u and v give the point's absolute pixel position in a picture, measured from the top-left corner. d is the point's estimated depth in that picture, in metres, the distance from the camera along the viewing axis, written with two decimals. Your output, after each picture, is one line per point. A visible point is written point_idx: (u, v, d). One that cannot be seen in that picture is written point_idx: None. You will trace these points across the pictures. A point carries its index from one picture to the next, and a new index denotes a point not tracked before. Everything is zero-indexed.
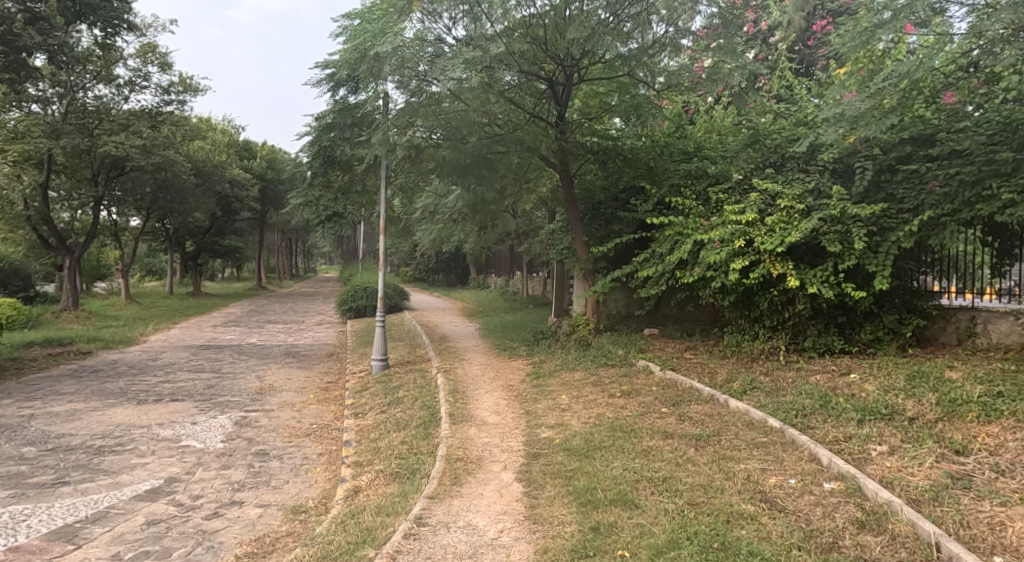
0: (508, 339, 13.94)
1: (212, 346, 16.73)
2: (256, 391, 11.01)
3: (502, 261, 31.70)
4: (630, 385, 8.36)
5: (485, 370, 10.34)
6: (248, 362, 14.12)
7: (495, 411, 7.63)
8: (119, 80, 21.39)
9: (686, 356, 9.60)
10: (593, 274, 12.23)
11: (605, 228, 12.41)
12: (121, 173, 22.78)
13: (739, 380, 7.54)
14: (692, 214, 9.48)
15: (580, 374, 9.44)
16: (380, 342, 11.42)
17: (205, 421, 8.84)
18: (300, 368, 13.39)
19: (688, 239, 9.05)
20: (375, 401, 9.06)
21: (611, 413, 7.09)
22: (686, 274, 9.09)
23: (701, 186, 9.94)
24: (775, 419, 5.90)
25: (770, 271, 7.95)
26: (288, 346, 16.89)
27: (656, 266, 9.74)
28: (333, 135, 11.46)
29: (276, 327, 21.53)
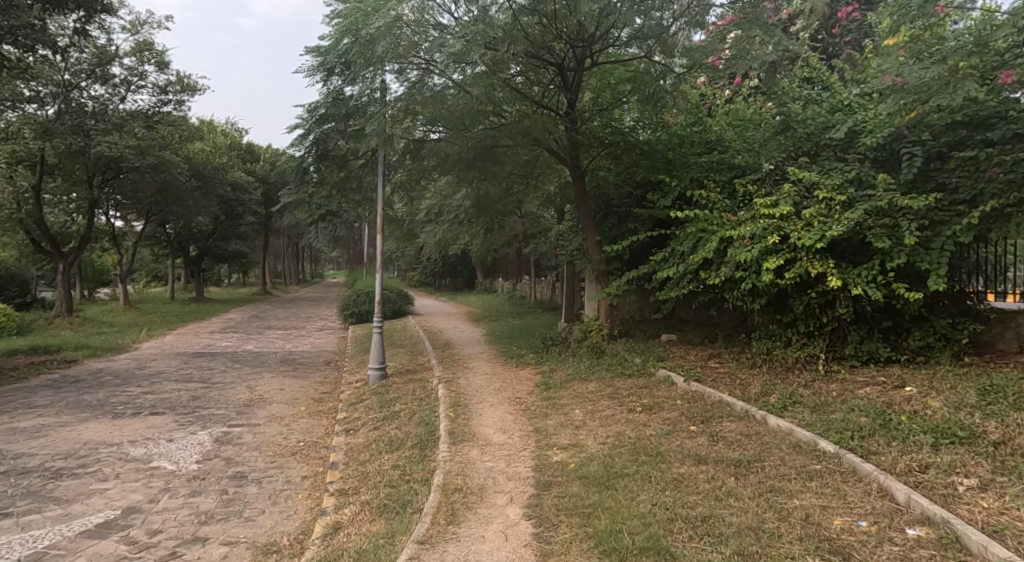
0: (515, 346, 13.10)
1: (206, 354, 15.96)
2: (244, 403, 10.22)
3: (510, 264, 30.90)
4: (650, 398, 7.51)
5: (490, 381, 9.52)
6: (241, 371, 13.33)
7: (500, 428, 6.80)
8: (115, 80, 20.80)
9: (710, 365, 8.76)
10: (606, 276, 11.43)
11: (618, 226, 11.59)
12: (118, 175, 22.16)
13: (776, 394, 6.67)
14: (718, 209, 8.65)
15: (594, 385, 8.59)
16: (377, 351, 10.63)
17: (182, 438, 8.05)
18: (295, 378, 12.60)
19: (714, 237, 8.22)
20: (369, 416, 8.24)
21: (632, 432, 6.25)
22: (712, 273, 8.26)
23: (726, 178, 9.10)
24: (827, 441, 5.05)
25: (808, 270, 7.11)
26: (286, 353, 16.13)
27: (676, 266, 8.92)
28: (327, 129, 10.75)
29: (276, 333, 20.78)
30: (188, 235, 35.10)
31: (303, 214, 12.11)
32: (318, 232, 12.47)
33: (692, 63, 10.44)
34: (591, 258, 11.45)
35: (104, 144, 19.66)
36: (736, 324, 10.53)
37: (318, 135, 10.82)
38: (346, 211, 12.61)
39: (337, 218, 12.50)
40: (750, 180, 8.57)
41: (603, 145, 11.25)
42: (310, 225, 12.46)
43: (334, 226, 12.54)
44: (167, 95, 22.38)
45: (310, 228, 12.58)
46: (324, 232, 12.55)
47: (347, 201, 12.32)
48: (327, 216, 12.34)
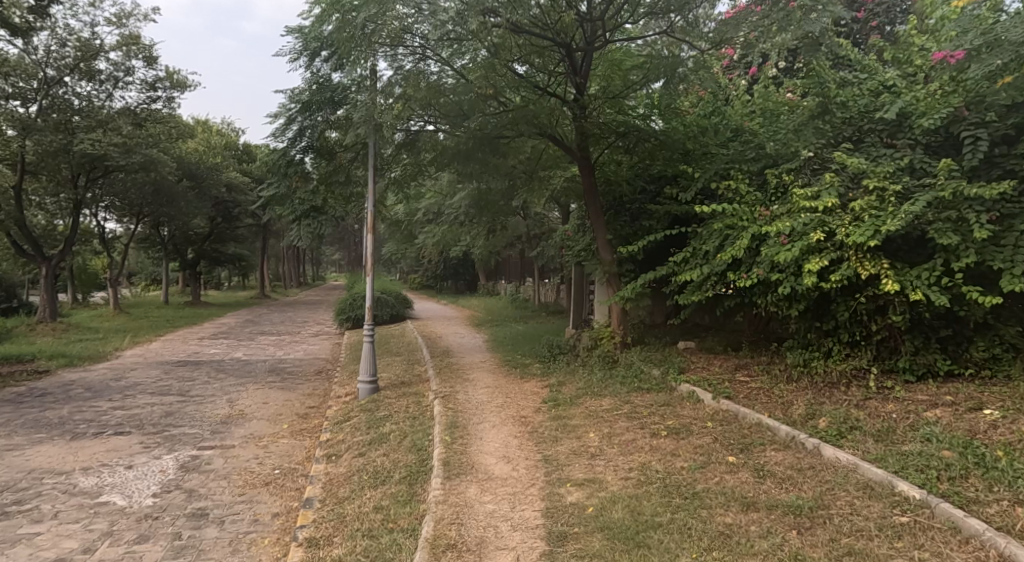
0: (519, 354, 12.13)
1: (190, 362, 15.00)
2: (221, 420, 9.26)
3: (512, 266, 29.94)
4: (674, 419, 6.56)
5: (492, 396, 8.59)
6: (225, 382, 12.38)
7: (502, 457, 5.86)
8: (101, 75, 19.92)
9: (739, 379, 7.81)
10: (618, 279, 10.52)
11: (631, 225, 10.66)
12: (104, 175, 21.20)
13: (826, 417, 5.71)
14: (747, 202, 7.70)
15: (609, 401, 7.62)
16: (368, 362, 9.69)
17: (144, 463, 7.09)
18: (281, 390, 11.65)
19: (744, 233, 7.27)
20: (354, 438, 7.26)
21: (660, 464, 5.29)
22: (742, 275, 7.32)
23: (756, 168, 8.12)
24: (908, 483, 4.11)
25: (859, 271, 6.16)
26: (275, 362, 15.17)
27: (700, 267, 7.97)
28: (311, 118, 9.84)
29: (268, 339, 19.81)
30: (183, 238, 34.21)
31: (284, 211, 10.86)
32: (303, 230, 10.93)
33: (719, 37, 9.52)
34: (602, 259, 10.51)
35: (87, 142, 18.66)
36: (761, 331, 9.58)
37: (301, 123, 9.92)
38: (335, 208, 11.34)
39: (324, 215, 11.04)
40: (784, 170, 7.61)
41: (616, 135, 10.29)
42: (293, 224, 11.17)
43: (321, 224, 10.94)
44: (156, 92, 21.50)
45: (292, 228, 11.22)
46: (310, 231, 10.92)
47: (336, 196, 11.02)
48: (312, 213, 10.91)
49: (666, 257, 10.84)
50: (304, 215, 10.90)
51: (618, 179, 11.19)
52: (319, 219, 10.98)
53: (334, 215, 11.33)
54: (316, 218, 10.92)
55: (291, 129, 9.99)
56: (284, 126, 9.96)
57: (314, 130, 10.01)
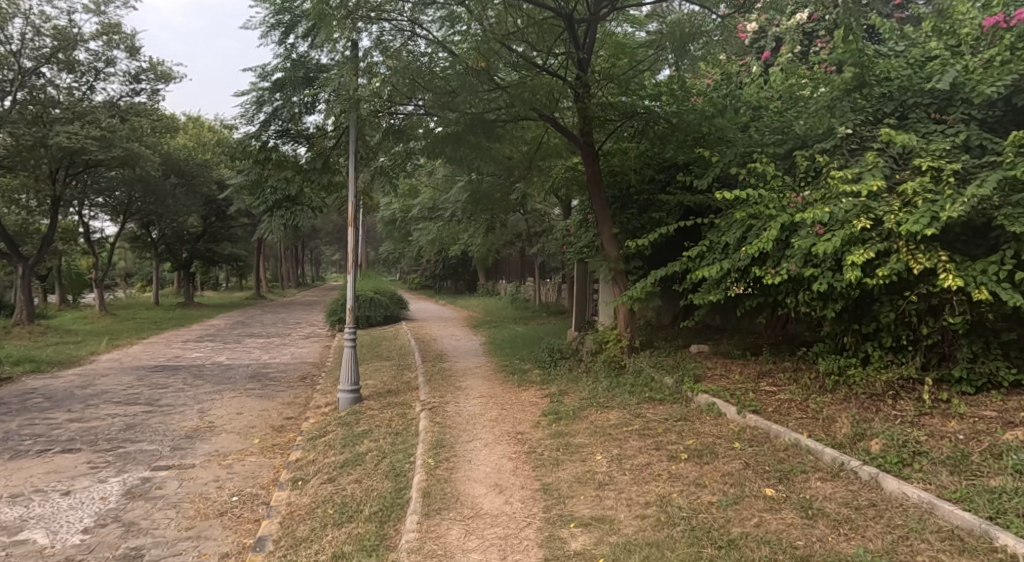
0: (518, 359, 11.20)
1: (168, 367, 14.09)
2: (185, 434, 8.34)
3: (512, 266, 29.08)
4: (694, 438, 5.64)
5: (485, 407, 7.68)
6: (200, 390, 11.47)
7: (494, 486, 4.97)
8: (80, 66, 19.10)
9: (764, 389, 6.91)
10: (624, 277, 9.60)
11: (639, 218, 9.80)
12: (85, 169, 20.19)
13: (878, 438, 4.80)
14: (774, 187, 6.78)
15: (617, 415, 6.72)
16: (349, 370, 8.79)
17: (84, 488, 6.18)
18: (259, 399, 10.76)
19: (772, 223, 6.36)
20: (326, 460, 6.35)
21: (682, 498, 4.39)
22: (769, 271, 6.42)
23: (782, 151, 7.21)
24: (1011, 539, 3.24)
25: (912, 266, 5.25)
26: (258, 367, 14.26)
27: (720, 261, 7.06)
28: (285, 98, 8.92)
29: (255, 342, 18.90)
30: (174, 238, 33.30)
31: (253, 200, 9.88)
32: (275, 220, 10.16)
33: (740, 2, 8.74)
34: (607, 255, 9.62)
35: (62, 135, 17.49)
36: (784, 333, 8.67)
37: (272, 105, 8.98)
38: (311, 198, 10.46)
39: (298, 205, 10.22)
40: (816, 151, 6.71)
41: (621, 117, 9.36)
42: (265, 216, 10.30)
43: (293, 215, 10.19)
44: (139, 85, 20.62)
45: (264, 219, 10.35)
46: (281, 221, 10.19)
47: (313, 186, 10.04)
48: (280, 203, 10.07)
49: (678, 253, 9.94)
50: (274, 205, 10.06)
51: (624, 167, 10.27)
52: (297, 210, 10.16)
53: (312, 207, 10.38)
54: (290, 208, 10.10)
55: (262, 111, 9.06)
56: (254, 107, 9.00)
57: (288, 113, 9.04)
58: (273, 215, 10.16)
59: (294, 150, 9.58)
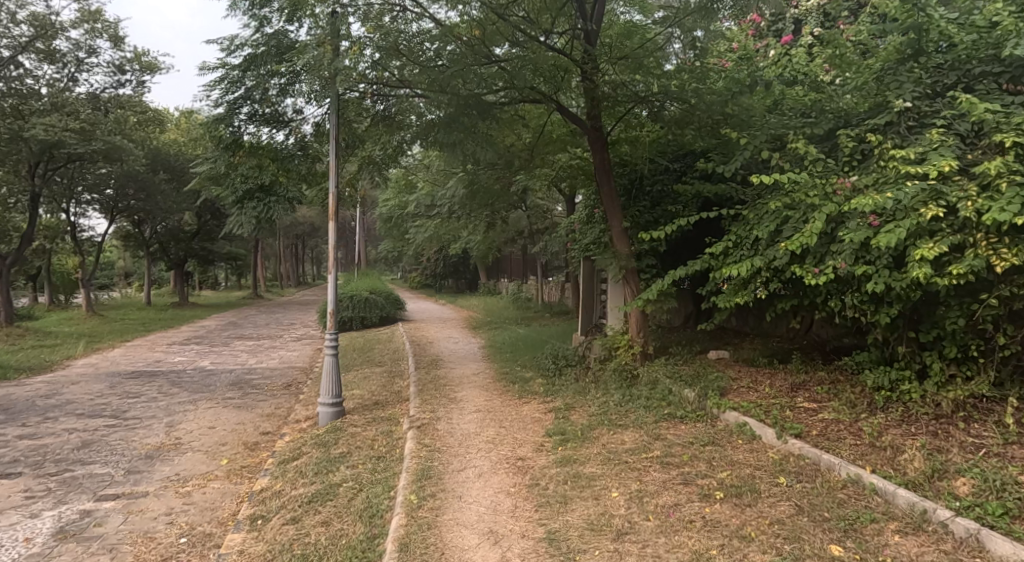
0: (519, 366, 10.29)
1: (146, 374, 13.16)
2: (144, 454, 7.42)
3: (515, 264, 28.15)
4: (728, 470, 4.74)
5: (482, 426, 6.76)
6: (174, 400, 10.56)
7: (487, 534, 4.09)
8: (60, 56, 18.24)
9: (802, 406, 6.01)
10: (636, 276, 8.69)
11: (652, 212, 8.91)
12: (66, 164, 19.30)
13: (966, 476, 3.91)
14: (815, 172, 5.86)
15: (634, 439, 5.82)
16: (331, 381, 7.88)
17: (7, 527, 5.26)
18: (237, 410, 9.85)
19: (816, 213, 5.44)
20: (293, 492, 5.46)
21: (725, 558, 3.51)
22: (811, 269, 5.51)
23: (822, 131, 6.28)
24: None
25: (995, 261, 4.33)
26: (243, 373, 13.35)
27: (751, 259, 6.17)
28: (257, 77, 7.94)
29: (244, 345, 17.98)
30: (167, 236, 32.41)
31: (220, 190, 8.93)
32: (245, 212, 9.04)
33: None
34: (617, 252, 8.71)
35: (39, 127, 16.61)
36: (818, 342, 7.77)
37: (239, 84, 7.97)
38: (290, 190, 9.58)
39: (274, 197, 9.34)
40: (866, 129, 5.79)
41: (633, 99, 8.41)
42: (235, 207, 9.17)
43: (265, 208, 9.02)
44: (123, 76, 19.71)
45: (234, 212, 9.28)
46: (253, 214, 9.02)
47: (288, 176, 9.16)
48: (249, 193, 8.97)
49: (698, 251, 9.06)
50: (243, 195, 8.95)
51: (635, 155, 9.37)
52: (270, 202, 9.04)
53: (288, 200, 9.33)
54: (262, 199, 8.99)
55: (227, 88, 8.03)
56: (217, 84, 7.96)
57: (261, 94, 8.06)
58: (242, 208, 9.07)
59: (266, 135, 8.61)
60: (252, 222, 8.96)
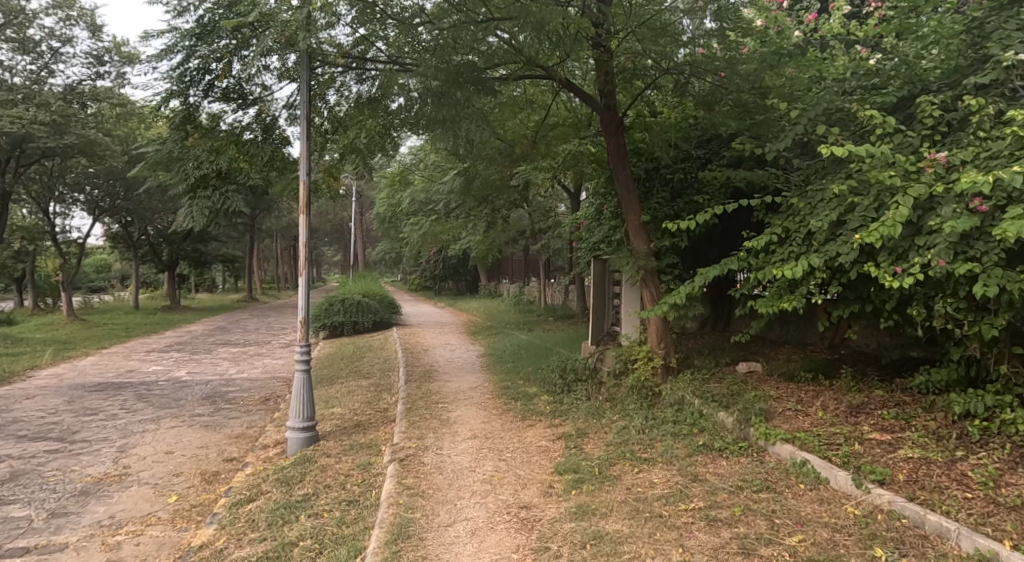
0: (522, 379, 9.14)
1: (111, 386, 11.98)
2: (79, 489, 6.26)
3: (516, 265, 26.88)
4: (799, 534, 3.63)
5: (478, 459, 5.63)
6: (134, 418, 9.39)
7: None
8: (33, 43, 17.12)
9: (874, 436, 4.89)
10: (656, 277, 7.58)
11: (674, 204, 7.79)
12: (40, 159, 18.16)
13: None
14: (892, 148, 4.73)
15: (667, 483, 4.70)
16: (302, 400, 6.74)
17: None
18: (202, 431, 8.69)
19: (901, 197, 4.32)
20: (238, 553, 4.34)
21: None
22: (891, 268, 4.39)
23: (894, 98, 5.13)
24: None
25: None
26: (219, 386, 12.15)
27: (808, 256, 5.04)
28: (213, 46, 6.77)
29: (226, 352, 16.79)
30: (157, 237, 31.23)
31: (169, 178, 7.78)
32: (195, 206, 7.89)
33: None
34: (634, 248, 7.59)
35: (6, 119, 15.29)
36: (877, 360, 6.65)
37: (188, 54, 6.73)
38: (252, 177, 8.46)
39: (231, 186, 8.23)
40: (956, 92, 4.68)
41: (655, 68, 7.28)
42: (185, 198, 8.09)
43: (220, 199, 7.97)
44: (102, 67, 18.49)
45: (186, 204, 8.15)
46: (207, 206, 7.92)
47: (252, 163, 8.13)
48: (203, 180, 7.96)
49: (733, 251, 7.95)
50: (195, 184, 7.89)
51: (652, 140, 8.27)
52: (227, 191, 8.05)
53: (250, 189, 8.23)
54: (218, 187, 7.95)
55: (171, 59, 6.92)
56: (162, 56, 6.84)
57: (217, 66, 6.95)
58: (194, 201, 7.96)
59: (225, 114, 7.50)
60: (207, 216, 7.75)
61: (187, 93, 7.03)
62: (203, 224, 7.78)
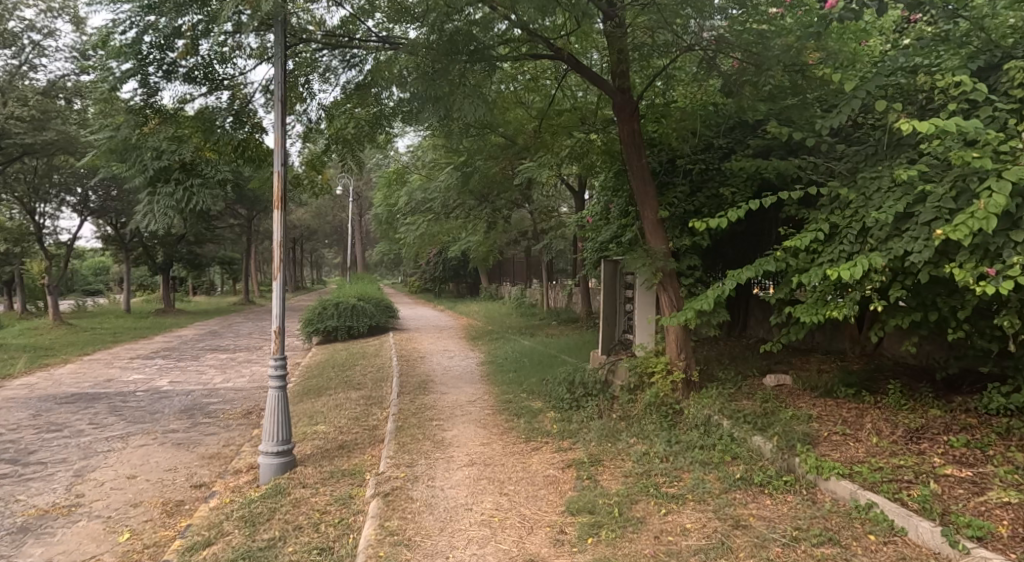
0: (525, 392, 8.32)
1: (85, 397, 11.15)
2: (17, 526, 5.45)
3: (518, 267, 26.07)
4: None
5: (476, 494, 4.84)
6: (101, 435, 8.57)
7: None
8: (12, 35, 16.37)
9: (950, 471, 4.09)
10: (676, 279, 6.77)
11: (695, 199, 6.98)
12: (21, 157, 17.40)
13: None
14: (976, 125, 3.92)
15: (703, 531, 3.89)
16: (276, 421, 5.93)
17: None
18: (173, 450, 7.87)
19: (994, 183, 3.52)
20: None
21: None
22: (981, 271, 3.59)
23: (971, 69, 4.32)
24: None
25: None
26: (200, 397, 11.33)
27: (868, 257, 4.24)
28: (174, 18, 5.98)
29: (214, 359, 15.95)
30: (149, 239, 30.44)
31: (128, 170, 6.96)
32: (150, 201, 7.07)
33: None
34: (651, 247, 6.79)
35: None
36: (932, 378, 5.85)
37: (141, 25, 5.96)
38: (226, 169, 7.65)
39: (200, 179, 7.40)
40: None
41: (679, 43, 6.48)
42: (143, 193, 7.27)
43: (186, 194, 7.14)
44: (87, 61, 17.75)
45: (145, 199, 7.30)
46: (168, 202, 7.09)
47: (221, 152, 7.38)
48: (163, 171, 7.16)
49: (764, 252, 7.14)
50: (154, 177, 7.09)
51: (670, 127, 7.47)
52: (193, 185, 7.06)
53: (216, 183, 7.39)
54: (182, 181, 6.93)
55: (121, 35, 6.18)
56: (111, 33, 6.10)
57: (178, 43, 6.23)
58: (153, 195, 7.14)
59: (192, 99, 6.79)
60: (169, 211, 6.85)
61: (143, 73, 6.27)
62: (163, 221, 6.94)
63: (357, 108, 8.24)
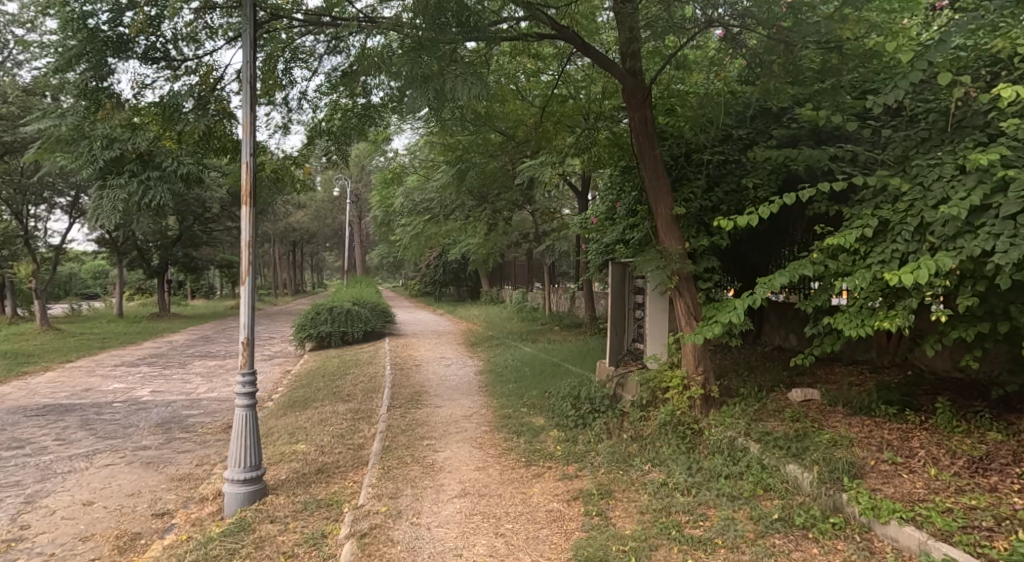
0: (525, 406, 7.63)
1: (57, 409, 10.45)
2: None
3: (519, 271, 25.37)
4: None
5: (468, 535, 4.16)
6: (66, 452, 7.87)
7: None
8: None
9: None
10: (692, 282, 6.09)
11: (713, 194, 6.31)
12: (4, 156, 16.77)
13: None
14: None
15: None
16: (244, 445, 5.26)
17: None
18: (140, 471, 7.17)
19: None
20: None
21: None
22: None
23: None
24: None
25: None
26: (180, 409, 10.63)
27: (933, 258, 3.57)
28: None
29: (201, 367, 15.24)
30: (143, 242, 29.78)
31: (77, 162, 6.24)
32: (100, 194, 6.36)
33: None
34: (665, 247, 6.10)
35: None
36: (986, 395, 5.15)
37: None
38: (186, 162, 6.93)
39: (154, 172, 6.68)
40: None
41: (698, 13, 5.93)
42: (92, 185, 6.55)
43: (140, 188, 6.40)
44: None
45: (96, 193, 6.58)
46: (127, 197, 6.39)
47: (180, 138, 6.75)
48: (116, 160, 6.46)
49: (789, 253, 6.47)
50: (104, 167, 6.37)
51: (684, 116, 6.81)
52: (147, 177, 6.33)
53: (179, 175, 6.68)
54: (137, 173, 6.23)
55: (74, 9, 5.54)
56: (54, 4, 5.46)
57: (134, 18, 5.61)
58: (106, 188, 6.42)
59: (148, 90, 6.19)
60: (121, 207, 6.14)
61: (97, 51, 5.63)
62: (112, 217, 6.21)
63: (343, 97, 7.60)
